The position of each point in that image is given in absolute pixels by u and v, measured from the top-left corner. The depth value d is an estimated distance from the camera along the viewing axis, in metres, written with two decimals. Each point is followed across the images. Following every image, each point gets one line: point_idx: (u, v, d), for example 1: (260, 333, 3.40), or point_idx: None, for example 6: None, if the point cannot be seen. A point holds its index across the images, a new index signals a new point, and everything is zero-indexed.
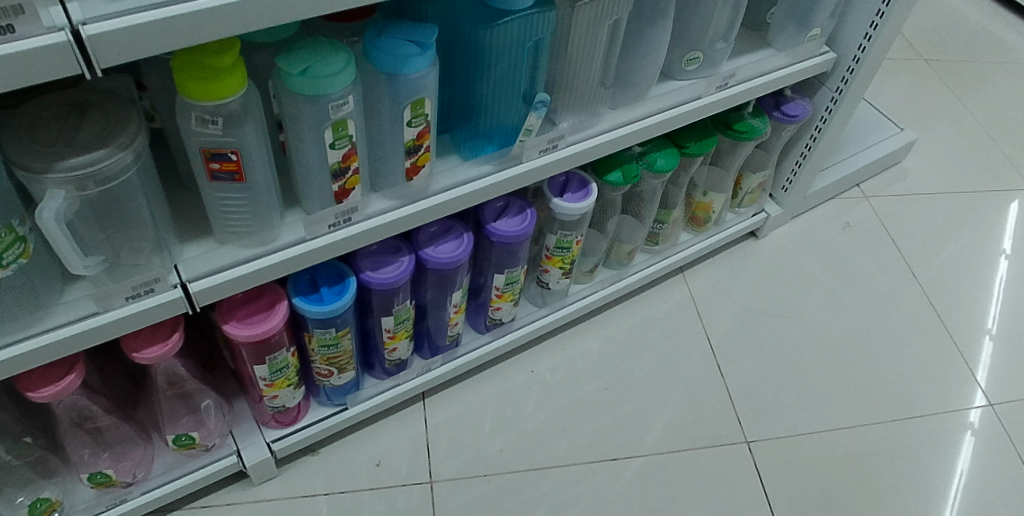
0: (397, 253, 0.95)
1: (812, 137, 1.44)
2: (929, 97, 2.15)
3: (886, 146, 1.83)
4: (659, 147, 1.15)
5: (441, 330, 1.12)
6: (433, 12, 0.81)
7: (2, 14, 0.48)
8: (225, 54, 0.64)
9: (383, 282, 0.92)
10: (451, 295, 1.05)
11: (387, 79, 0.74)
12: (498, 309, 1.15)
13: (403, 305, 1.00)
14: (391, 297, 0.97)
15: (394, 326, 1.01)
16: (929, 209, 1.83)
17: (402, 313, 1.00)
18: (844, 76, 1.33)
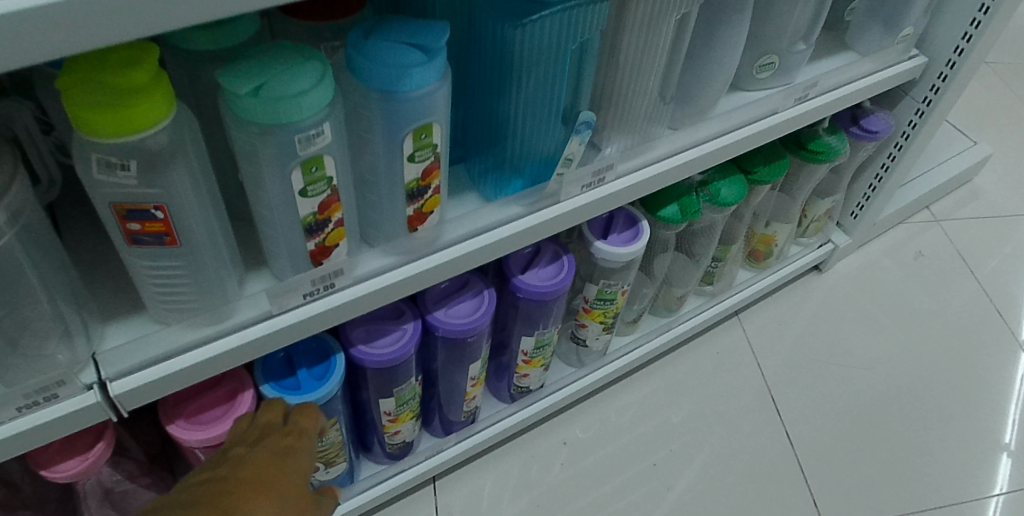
0: (399, 319, 0.73)
1: (890, 155, 1.22)
2: (994, 106, 1.92)
3: (958, 163, 1.60)
4: (723, 173, 0.93)
5: (456, 404, 0.91)
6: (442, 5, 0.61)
7: None
8: (140, 67, 0.43)
9: (379, 360, 0.71)
10: (469, 364, 0.83)
11: (380, 99, 0.53)
12: (524, 376, 0.93)
13: (406, 382, 0.78)
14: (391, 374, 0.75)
15: (397, 407, 0.80)
16: (1008, 232, 1.60)
17: (406, 392, 0.79)
18: (934, 85, 1.10)
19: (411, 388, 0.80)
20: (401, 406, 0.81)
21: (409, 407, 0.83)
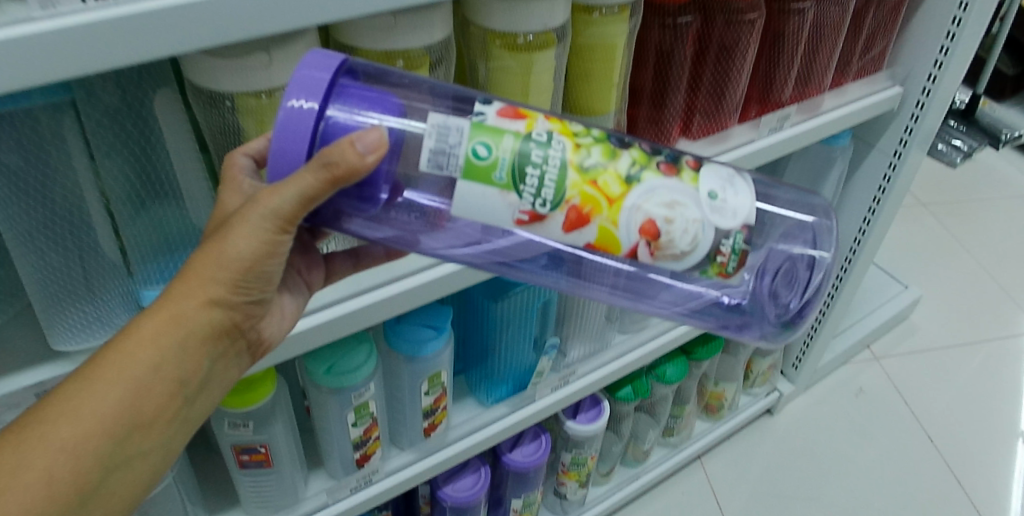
0: (468, 467, 1.01)
1: (816, 320, 1.50)
2: (928, 239, 2.07)
3: (886, 311, 1.74)
4: (667, 356, 1.20)
5: (622, 232, 0.52)
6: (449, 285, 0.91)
7: None
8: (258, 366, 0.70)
9: (464, 498, 0.97)
10: (446, 129, 0.48)
11: (406, 360, 0.81)
12: (639, 186, 0.52)
13: (448, 137, 0.48)
14: (308, 120, 0.47)
15: (525, 187, 0.50)
16: (951, 376, 1.69)
17: (487, 145, 0.49)
18: (843, 263, 1.41)
19: (503, 140, 0.49)
20: (528, 189, 0.50)
21: (568, 187, 0.51)
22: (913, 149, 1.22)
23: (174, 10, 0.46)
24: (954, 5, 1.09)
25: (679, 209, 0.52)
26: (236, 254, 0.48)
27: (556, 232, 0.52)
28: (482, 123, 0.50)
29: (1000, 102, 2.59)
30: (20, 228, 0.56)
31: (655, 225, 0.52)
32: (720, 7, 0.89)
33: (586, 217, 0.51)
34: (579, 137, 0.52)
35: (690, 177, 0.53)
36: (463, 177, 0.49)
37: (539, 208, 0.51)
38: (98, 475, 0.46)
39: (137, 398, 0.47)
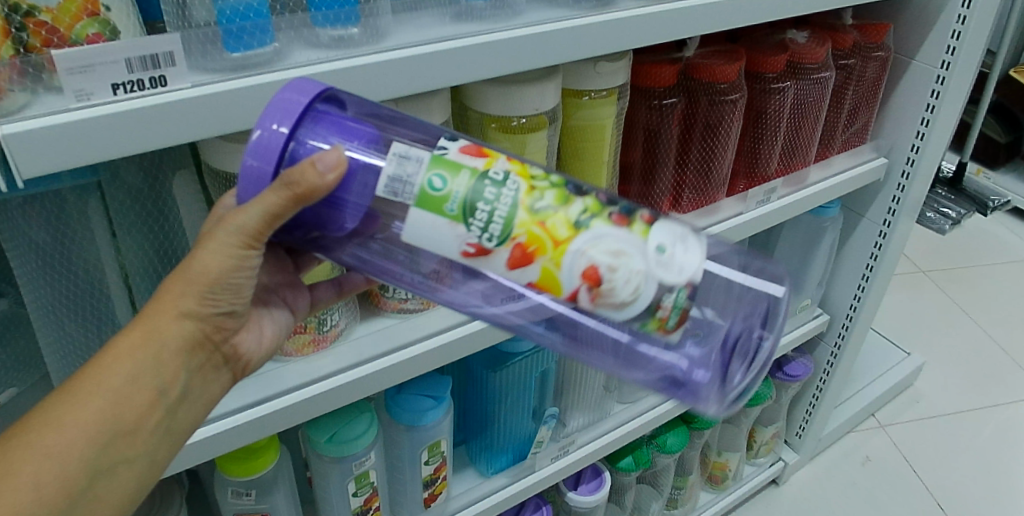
0: None
1: (817, 389, 1.50)
2: (931, 306, 2.08)
3: (892, 375, 1.75)
4: (668, 426, 1.21)
5: (564, 276, 0.48)
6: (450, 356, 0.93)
7: None
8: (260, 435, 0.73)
9: None
10: (407, 156, 0.47)
11: (406, 429, 0.83)
12: (587, 232, 0.47)
13: (402, 165, 0.46)
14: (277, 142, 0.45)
15: (473, 221, 0.47)
16: (962, 443, 1.66)
17: (441, 178, 0.46)
18: (840, 332, 1.43)
19: (461, 175, 0.47)
20: (477, 223, 0.47)
21: (514, 225, 0.47)
22: (902, 217, 1.26)
23: (196, 99, 0.50)
24: (930, 82, 1.15)
25: (625, 259, 0.48)
26: (210, 268, 0.46)
27: (500, 267, 0.48)
28: (441, 156, 0.47)
29: (991, 170, 2.65)
30: (44, 299, 0.63)
31: (598, 271, 0.47)
32: (703, 88, 0.94)
33: (530, 256, 0.48)
34: (534, 178, 0.48)
35: (642, 229, 0.49)
36: (416, 204, 0.46)
37: (485, 242, 0.47)
38: (77, 498, 0.43)
39: (115, 414, 0.44)
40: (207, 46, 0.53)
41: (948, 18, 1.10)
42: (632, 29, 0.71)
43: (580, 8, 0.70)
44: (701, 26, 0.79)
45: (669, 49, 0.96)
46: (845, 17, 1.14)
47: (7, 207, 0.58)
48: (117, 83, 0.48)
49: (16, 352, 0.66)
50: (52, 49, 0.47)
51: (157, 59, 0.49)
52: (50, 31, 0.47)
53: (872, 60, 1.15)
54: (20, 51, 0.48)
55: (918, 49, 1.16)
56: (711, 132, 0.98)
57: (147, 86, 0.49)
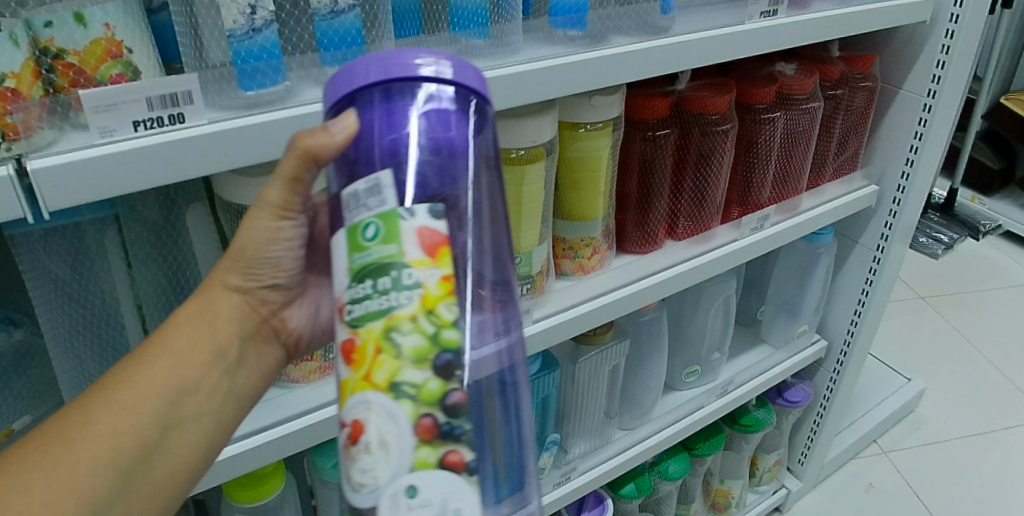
0: None
1: (817, 415, 1.50)
2: (930, 332, 2.09)
3: (893, 400, 1.75)
4: (669, 452, 1.23)
5: (349, 409, 0.38)
6: None
7: None
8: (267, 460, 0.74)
9: None
10: (374, 189, 0.38)
11: None
12: (391, 401, 0.37)
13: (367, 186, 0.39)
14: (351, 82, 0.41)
15: (359, 283, 0.38)
16: (965, 469, 1.66)
17: (369, 231, 0.38)
18: (838, 358, 1.44)
19: (391, 249, 0.38)
20: (357, 286, 0.38)
21: (366, 324, 0.38)
22: (895, 243, 1.29)
23: (212, 135, 0.53)
24: (917, 111, 1.19)
25: (382, 454, 0.36)
26: (251, 239, 0.52)
27: (342, 337, 0.40)
28: (395, 217, 0.38)
29: (986, 197, 2.68)
30: (61, 327, 0.65)
31: (363, 435, 0.37)
32: (695, 120, 0.98)
33: (354, 357, 0.38)
34: (445, 310, 0.38)
35: (427, 459, 0.37)
36: (343, 230, 0.39)
37: (347, 308, 0.39)
38: (150, 444, 0.47)
39: (180, 371, 0.49)
40: (222, 85, 0.56)
41: (931, 49, 1.14)
42: (625, 64, 0.75)
43: (575, 45, 0.74)
44: (691, 60, 0.82)
45: (662, 83, 0.99)
46: (832, 50, 1.18)
47: (30, 240, 0.61)
48: (138, 120, 0.51)
49: (33, 380, 0.68)
50: (78, 89, 0.51)
51: (177, 97, 0.52)
52: (77, 72, 0.50)
53: (860, 91, 1.19)
54: (48, 91, 0.51)
55: (903, 80, 1.19)
56: (704, 161, 1.01)
57: (167, 123, 0.52)
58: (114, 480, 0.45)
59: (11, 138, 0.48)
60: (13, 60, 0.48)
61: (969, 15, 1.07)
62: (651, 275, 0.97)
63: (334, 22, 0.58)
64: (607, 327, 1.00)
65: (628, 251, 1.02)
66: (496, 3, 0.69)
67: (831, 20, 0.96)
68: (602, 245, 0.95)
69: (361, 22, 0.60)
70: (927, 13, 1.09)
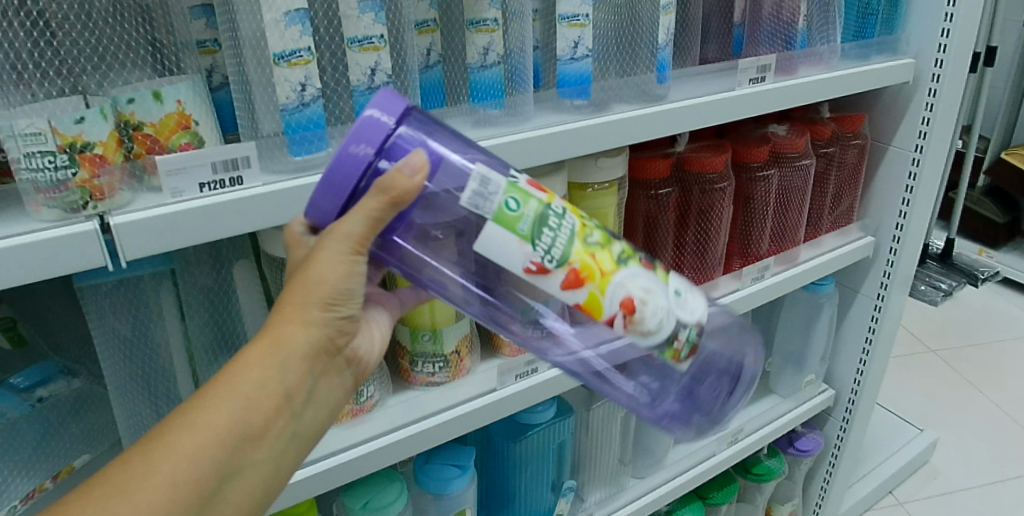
0: None
1: (829, 465, 1.52)
2: (940, 383, 2.11)
3: (907, 450, 1.76)
4: (684, 502, 1.28)
5: (611, 296, 0.56)
6: (472, 435, 1.00)
7: None
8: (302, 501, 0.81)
9: None
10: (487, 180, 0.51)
11: (434, 497, 0.88)
12: (625, 269, 0.56)
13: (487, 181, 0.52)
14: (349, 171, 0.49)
15: (540, 241, 0.53)
16: None
17: (514, 205, 0.52)
18: (847, 407, 1.47)
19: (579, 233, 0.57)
20: (542, 244, 0.53)
21: (573, 251, 0.54)
22: (894, 292, 1.34)
23: (266, 194, 0.60)
24: (907, 165, 1.26)
25: (653, 295, 0.57)
26: (321, 283, 0.49)
27: (554, 287, 0.55)
28: (517, 184, 0.52)
29: (993, 250, 2.73)
30: (120, 373, 0.71)
31: (633, 302, 0.56)
32: (694, 179, 1.05)
33: (581, 280, 0.55)
34: (584, 218, 0.56)
35: (661, 276, 0.59)
36: (492, 221, 0.52)
37: (547, 263, 0.53)
38: (221, 480, 0.46)
39: (254, 420, 0.47)
40: (274, 151, 0.63)
41: (916, 107, 1.22)
42: (627, 128, 0.83)
43: (581, 113, 0.82)
44: (690, 123, 0.90)
45: (664, 145, 1.08)
46: (823, 111, 1.26)
47: (97, 293, 0.68)
48: (204, 183, 0.59)
49: (88, 426, 0.76)
50: (154, 155, 0.59)
51: (236, 162, 0.60)
52: (153, 141, 0.59)
53: (850, 148, 1.27)
54: (128, 157, 0.59)
55: (891, 139, 1.27)
56: (704, 217, 1.08)
57: (227, 185, 0.60)
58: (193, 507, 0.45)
59: (98, 198, 0.55)
60: (103, 132, 0.55)
61: (950, 74, 1.16)
62: None
63: (370, 96, 0.66)
64: None
65: None
66: (510, 76, 0.78)
67: (816, 84, 1.04)
68: None
69: (394, 97, 0.68)
70: (909, 74, 1.18)
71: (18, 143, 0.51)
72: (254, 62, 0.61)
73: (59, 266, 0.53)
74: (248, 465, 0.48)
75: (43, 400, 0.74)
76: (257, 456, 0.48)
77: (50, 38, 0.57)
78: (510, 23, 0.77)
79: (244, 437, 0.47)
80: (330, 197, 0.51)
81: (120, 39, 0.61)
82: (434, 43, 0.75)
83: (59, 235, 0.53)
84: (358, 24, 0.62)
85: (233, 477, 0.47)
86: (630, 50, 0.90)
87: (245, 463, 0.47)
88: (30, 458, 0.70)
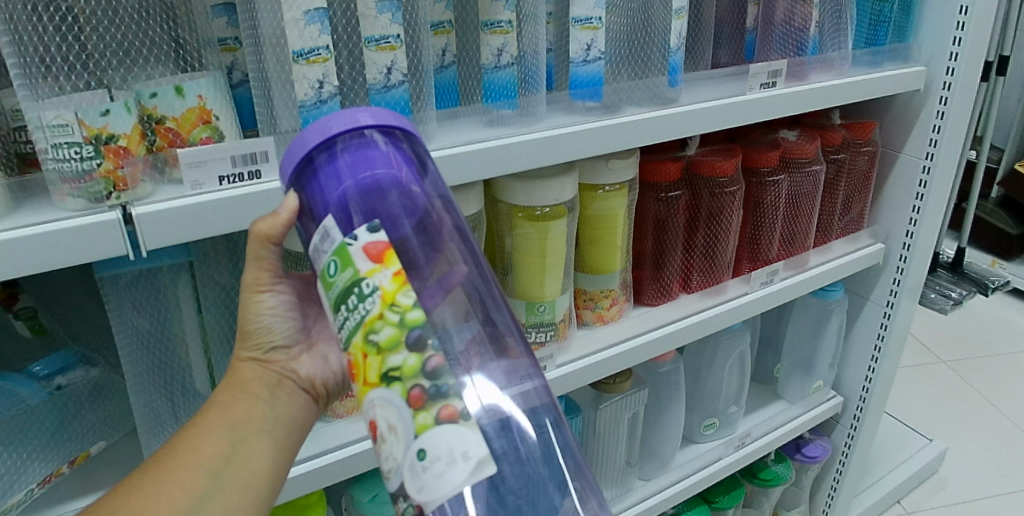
0: None
1: (836, 472, 1.51)
2: (950, 394, 2.09)
3: (916, 461, 1.75)
4: (689, 506, 1.29)
5: (366, 410, 0.50)
6: None
7: None
8: (312, 493, 0.83)
9: None
10: (327, 235, 0.50)
11: None
12: (385, 391, 0.47)
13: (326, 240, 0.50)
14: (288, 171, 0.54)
15: (337, 314, 0.50)
16: None
17: (331, 266, 0.49)
18: (855, 415, 1.46)
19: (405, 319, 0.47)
20: (337, 317, 0.50)
21: (350, 340, 0.49)
22: (904, 299, 1.33)
23: (283, 187, 0.62)
24: (918, 172, 1.26)
25: (392, 437, 0.47)
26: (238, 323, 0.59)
27: (352, 361, 0.52)
28: (344, 247, 0.48)
29: (1006, 261, 2.71)
30: (138, 363, 0.73)
31: (378, 426, 0.49)
32: (704, 183, 1.06)
33: (353, 373, 0.50)
34: (394, 311, 0.47)
35: (423, 422, 0.46)
36: (319, 275, 0.51)
37: (339, 335, 0.50)
38: (223, 467, 0.54)
39: (232, 417, 0.56)
40: None
41: (927, 115, 1.22)
42: (638, 130, 0.84)
43: (592, 115, 0.83)
44: (700, 126, 0.91)
45: (675, 148, 1.09)
46: (834, 117, 1.27)
47: (117, 284, 0.70)
48: (223, 176, 0.60)
49: (104, 414, 0.78)
50: (175, 148, 0.60)
51: (256, 156, 0.61)
52: (174, 135, 0.60)
53: (862, 155, 1.28)
54: (150, 150, 0.60)
55: (902, 147, 1.28)
56: (714, 220, 1.09)
57: (246, 179, 0.61)
58: (204, 486, 0.52)
59: (121, 189, 0.57)
60: (127, 124, 0.56)
61: (961, 82, 1.16)
62: (664, 325, 1.03)
63: (386, 95, 0.67)
64: (626, 376, 1.05)
65: (645, 304, 1.09)
66: (524, 78, 0.79)
67: (828, 90, 1.04)
68: (620, 296, 1.02)
69: (409, 95, 0.69)
70: (920, 83, 1.18)
71: (46, 134, 0.53)
72: (274, 60, 0.62)
73: (82, 253, 0.55)
74: (248, 451, 0.55)
75: (60, 388, 0.75)
76: (254, 446, 0.56)
77: (77, 32, 0.59)
78: (525, 25, 0.78)
79: (236, 431, 0.56)
80: None
81: (144, 36, 0.63)
82: (449, 44, 0.76)
83: (85, 222, 0.55)
84: (375, 24, 0.64)
85: (237, 463, 0.54)
86: (642, 54, 0.91)
87: (245, 451, 0.55)
88: (49, 443, 0.72)
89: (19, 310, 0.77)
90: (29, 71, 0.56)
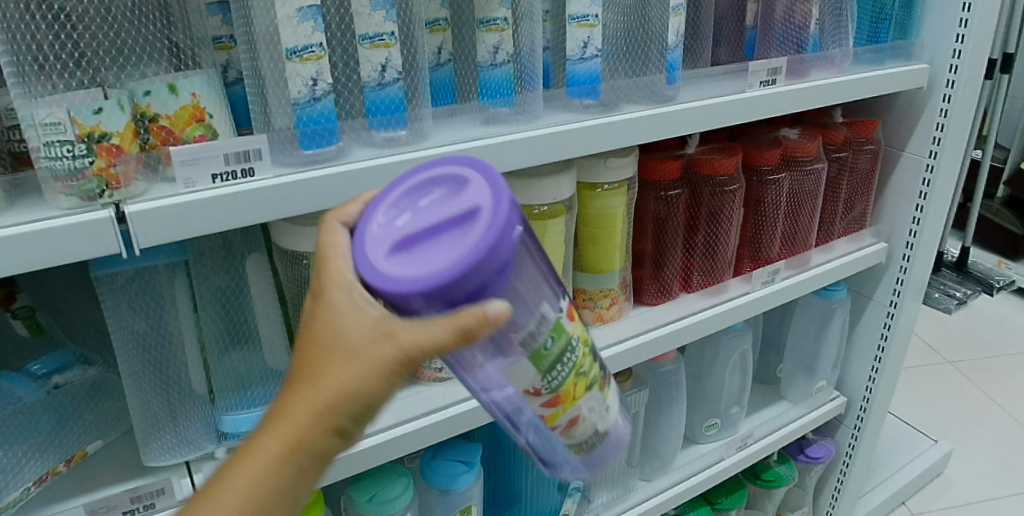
0: None
1: (840, 473, 1.50)
2: (955, 395, 2.08)
3: (921, 462, 1.74)
4: (692, 506, 1.28)
5: (566, 418, 0.63)
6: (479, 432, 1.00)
7: (150, 495, 0.71)
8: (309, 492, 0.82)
9: None
10: (545, 319, 0.55)
11: (439, 493, 0.89)
12: (593, 397, 0.66)
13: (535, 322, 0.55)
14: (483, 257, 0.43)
15: (552, 377, 0.58)
16: None
17: (549, 342, 0.56)
18: (858, 415, 1.45)
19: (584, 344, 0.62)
20: (553, 378, 0.58)
21: (564, 383, 0.60)
22: (907, 298, 1.32)
23: (277, 185, 0.62)
24: (921, 171, 1.25)
25: (600, 412, 0.69)
26: (349, 345, 0.43)
27: (538, 408, 0.60)
28: (559, 320, 0.56)
29: (1012, 261, 2.69)
30: (134, 363, 0.73)
31: (579, 418, 0.66)
32: (705, 181, 1.05)
33: (558, 403, 0.61)
34: (586, 348, 0.62)
35: (609, 399, 0.73)
36: (528, 357, 0.56)
37: (545, 392, 0.59)
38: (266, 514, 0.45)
39: (291, 460, 0.44)
40: (285, 145, 0.65)
41: (930, 113, 1.21)
42: (636, 128, 0.83)
43: (590, 112, 0.83)
44: (699, 124, 0.90)
45: (674, 146, 1.08)
46: (835, 116, 1.26)
47: (113, 283, 0.70)
48: (216, 173, 0.60)
49: (103, 413, 0.79)
50: (168, 146, 0.60)
51: (248, 154, 0.61)
52: (167, 133, 0.60)
53: (863, 153, 1.27)
54: (143, 148, 0.60)
55: (905, 145, 1.27)
56: (714, 219, 1.08)
57: (239, 176, 0.61)
58: None
59: (114, 187, 0.56)
60: (120, 122, 0.56)
61: (965, 79, 1.15)
62: (665, 325, 1.02)
63: (380, 93, 0.67)
64: (626, 376, 1.04)
65: (645, 303, 1.08)
66: (520, 75, 0.79)
67: (828, 87, 1.04)
68: (619, 296, 1.01)
69: (403, 93, 0.69)
70: (922, 80, 1.17)
71: (38, 132, 0.53)
72: (267, 57, 0.62)
73: (75, 251, 0.55)
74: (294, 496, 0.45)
75: (59, 387, 0.75)
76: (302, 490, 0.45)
77: (71, 30, 0.59)
78: (521, 23, 0.78)
79: (291, 476, 0.45)
80: (434, 273, 0.42)
81: (138, 35, 0.63)
82: (445, 42, 0.76)
83: (78, 220, 0.55)
84: (369, 21, 0.64)
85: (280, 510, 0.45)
86: (640, 51, 0.91)
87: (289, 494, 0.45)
88: (47, 442, 0.72)
89: (17, 309, 0.78)
90: (23, 70, 0.56)
